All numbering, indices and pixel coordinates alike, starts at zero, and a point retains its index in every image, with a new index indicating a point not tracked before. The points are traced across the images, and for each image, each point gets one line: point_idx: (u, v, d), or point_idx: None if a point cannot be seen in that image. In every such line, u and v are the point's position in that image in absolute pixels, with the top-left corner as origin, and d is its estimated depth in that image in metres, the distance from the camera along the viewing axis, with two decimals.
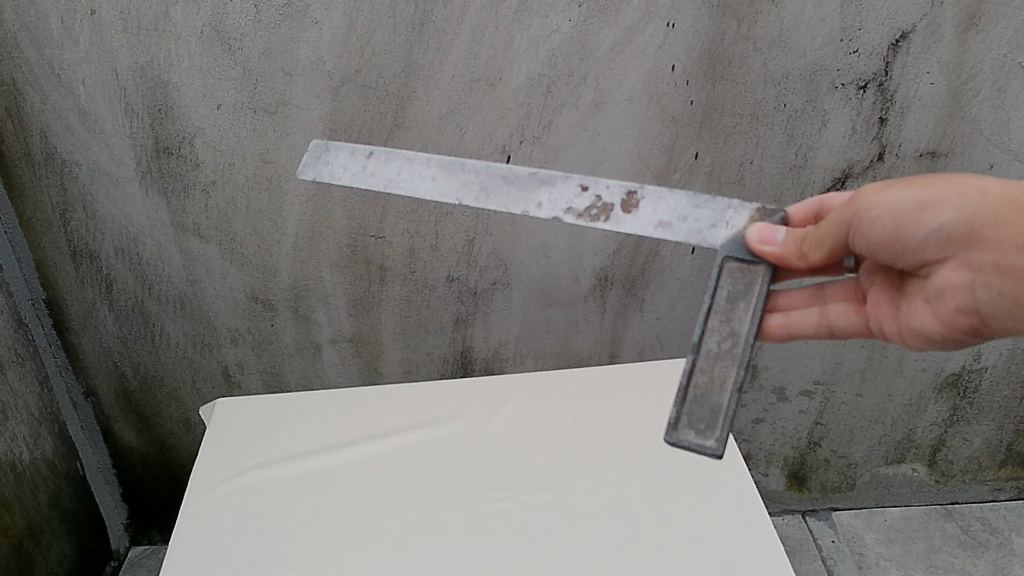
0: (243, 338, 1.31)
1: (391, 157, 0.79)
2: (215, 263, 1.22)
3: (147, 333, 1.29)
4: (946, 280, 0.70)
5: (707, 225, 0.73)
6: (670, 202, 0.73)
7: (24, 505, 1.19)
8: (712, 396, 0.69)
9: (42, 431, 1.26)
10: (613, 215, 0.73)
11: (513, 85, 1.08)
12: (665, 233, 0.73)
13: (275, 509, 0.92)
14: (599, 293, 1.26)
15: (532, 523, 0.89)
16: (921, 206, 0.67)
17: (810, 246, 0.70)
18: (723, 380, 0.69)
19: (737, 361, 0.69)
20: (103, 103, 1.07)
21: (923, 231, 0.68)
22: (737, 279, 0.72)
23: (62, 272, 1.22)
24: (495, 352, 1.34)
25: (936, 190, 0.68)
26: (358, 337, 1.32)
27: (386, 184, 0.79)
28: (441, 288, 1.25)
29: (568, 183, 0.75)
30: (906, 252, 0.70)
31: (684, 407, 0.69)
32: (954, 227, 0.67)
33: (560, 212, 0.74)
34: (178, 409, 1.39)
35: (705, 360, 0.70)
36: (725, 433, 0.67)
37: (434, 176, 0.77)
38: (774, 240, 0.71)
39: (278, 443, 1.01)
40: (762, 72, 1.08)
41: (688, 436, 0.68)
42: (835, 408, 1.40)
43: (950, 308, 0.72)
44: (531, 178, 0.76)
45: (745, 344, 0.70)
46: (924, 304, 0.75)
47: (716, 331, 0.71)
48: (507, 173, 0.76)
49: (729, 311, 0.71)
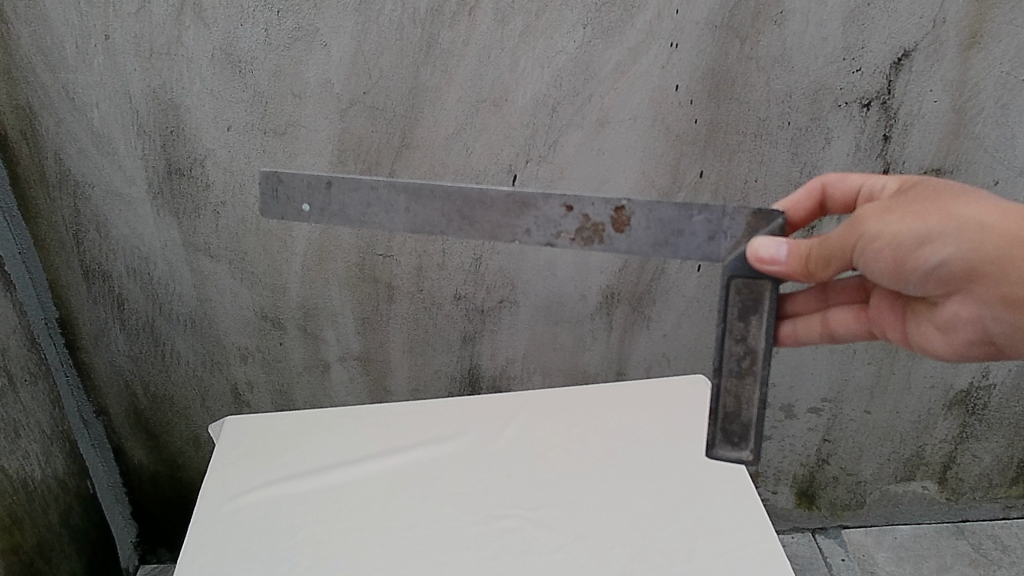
0: (252, 356, 1.32)
1: (355, 186, 0.74)
2: (225, 282, 1.23)
3: (158, 352, 1.31)
4: (954, 311, 0.72)
5: (704, 238, 0.70)
6: (662, 216, 0.70)
7: (35, 522, 1.20)
8: (740, 413, 0.72)
9: (53, 448, 1.27)
10: (606, 236, 0.71)
11: (519, 105, 1.09)
12: (663, 251, 0.71)
13: (286, 525, 0.93)
14: (606, 310, 1.27)
15: (539, 539, 0.90)
16: (920, 243, 0.65)
17: (816, 264, 0.68)
18: (749, 398, 0.72)
19: (759, 379, 0.71)
20: (117, 125, 1.09)
21: (925, 264, 0.66)
22: (745, 295, 0.71)
23: (75, 291, 1.24)
24: (502, 370, 1.35)
25: (936, 222, 0.65)
26: (365, 355, 1.32)
27: (360, 218, 0.74)
28: (449, 306, 1.26)
29: (550, 203, 0.71)
30: (910, 283, 0.69)
31: (718, 424, 0.73)
32: (954, 262, 0.66)
33: (551, 240, 0.72)
34: (187, 427, 1.40)
35: (729, 381, 0.72)
36: (757, 446, 0.72)
37: (409, 206, 0.73)
38: (777, 258, 0.67)
39: (285, 461, 1.02)
40: (766, 91, 1.09)
41: (725, 452, 0.73)
42: (843, 425, 1.40)
43: (960, 337, 0.74)
44: (510, 200, 0.72)
45: (762, 360, 0.71)
46: (932, 326, 0.76)
47: (733, 351, 0.71)
48: (485, 201, 0.71)
49: (743, 330, 0.71)
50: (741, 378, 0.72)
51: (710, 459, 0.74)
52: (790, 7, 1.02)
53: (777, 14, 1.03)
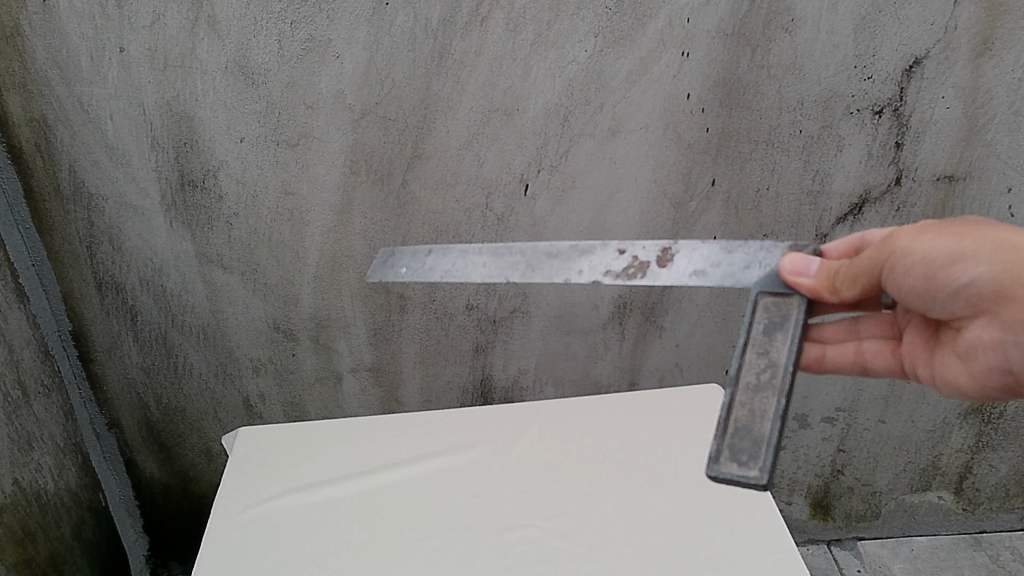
0: (265, 368, 1.32)
1: (446, 253, 0.86)
2: (238, 293, 1.24)
3: (170, 364, 1.30)
4: (977, 335, 0.72)
5: (739, 268, 0.73)
6: (703, 252, 0.74)
7: (47, 535, 1.20)
8: (755, 428, 0.65)
9: (66, 461, 1.27)
10: (650, 271, 0.74)
11: (530, 115, 1.10)
12: (701, 279, 0.73)
13: (300, 534, 0.93)
14: (618, 320, 1.27)
15: (555, 549, 0.89)
16: (954, 259, 0.66)
17: (842, 281, 0.68)
18: (764, 410, 0.65)
19: (778, 391, 0.66)
20: (131, 138, 1.10)
21: (954, 283, 0.67)
22: (773, 313, 0.70)
23: (88, 303, 1.24)
24: (515, 381, 1.34)
25: (971, 242, 0.67)
26: (378, 366, 1.32)
27: (443, 274, 0.85)
28: (461, 316, 1.26)
29: (605, 250, 0.77)
30: (937, 301, 0.70)
31: (726, 440, 0.65)
32: (985, 283, 0.66)
33: (600, 277, 0.76)
34: (200, 440, 1.40)
35: (744, 394, 0.67)
36: (769, 461, 0.62)
37: (484, 261, 0.82)
38: (807, 271, 0.69)
39: (300, 471, 1.02)
40: (778, 98, 1.09)
41: (730, 468, 0.63)
42: (858, 435, 1.39)
43: (981, 365, 0.73)
44: (572, 251, 0.78)
45: (783, 373, 0.66)
46: (954, 357, 0.76)
47: (754, 363, 0.68)
48: (549, 248, 0.78)
49: (765, 343, 0.69)
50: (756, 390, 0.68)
51: (714, 480, 0.63)
52: (800, 15, 1.02)
53: (788, 23, 1.03)
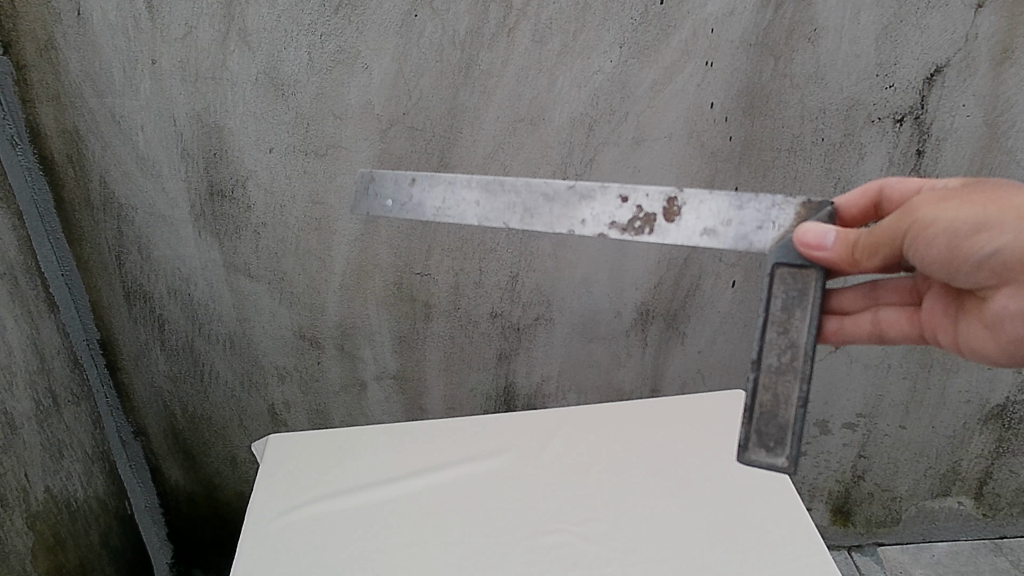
0: (290, 376, 1.33)
1: (431, 184, 0.77)
2: (264, 302, 1.25)
3: (197, 372, 1.31)
4: (1004, 306, 0.66)
5: (751, 227, 0.68)
6: (712, 206, 0.68)
7: (77, 543, 1.21)
8: (780, 414, 0.68)
9: (94, 469, 1.28)
10: (657, 226, 0.70)
11: (556, 125, 1.11)
12: (711, 241, 0.69)
13: (334, 539, 0.94)
14: (641, 327, 1.28)
15: (589, 553, 0.90)
16: (977, 229, 0.60)
17: (863, 251, 0.64)
18: (788, 396, 0.68)
19: (801, 377, 0.67)
20: (162, 148, 1.11)
21: (978, 254, 0.61)
22: (789, 285, 0.67)
23: (117, 313, 1.25)
24: (537, 388, 1.35)
25: (996, 209, 0.61)
26: (402, 373, 1.33)
27: (434, 211, 0.77)
28: (485, 324, 1.27)
29: (607, 194, 0.71)
30: (960, 273, 0.64)
31: (753, 424, 0.69)
32: (1010, 252, 0.60)
33: (604, 230, 0.71)
34: (225, 447, 1.41)
35: (768, 376, 0.68)
36: (794, 451, 0.68)
37: (477, 199, 0.75)
38: (824, 244, 0.64)
39: (331, 477, 1.03)
40: (800, 107, 1.10)
41: (758, 456, 0.69)
42: (878, 441, 1.40)
43: (1009, 335, 0.68)
44: (572, 193, 0.72)
45: (803, 357, 0.67)
46: (981, 324, 0.71)
47: (775, 344, 0.67)
48: (547, 192, 0.72)
49: (785, 320, 0.67)
50: (786, 376, 0.67)
51: (743, 463, 0.70)
52: (823, 25, 1.04)
53: (811, 32, 1.04)
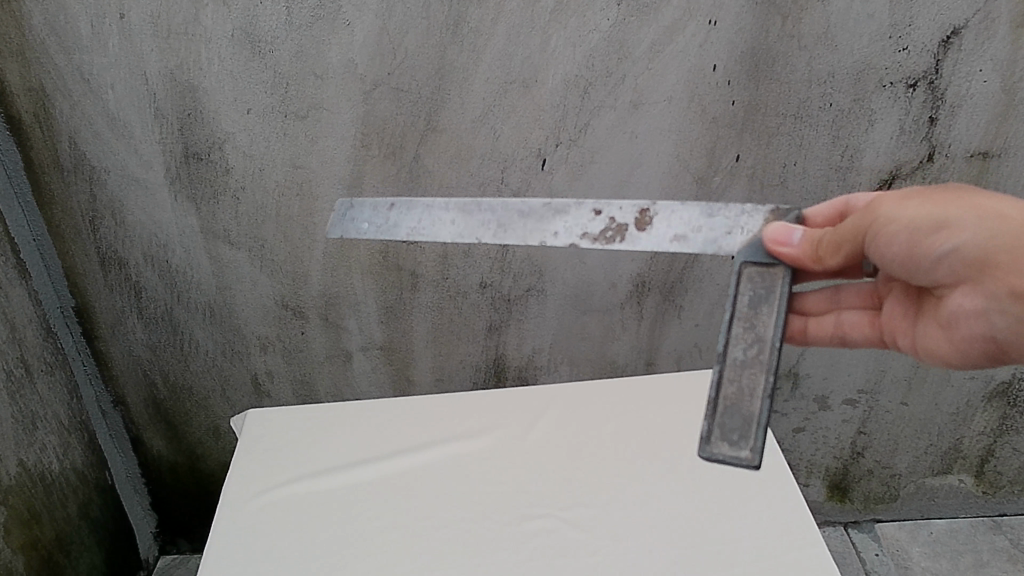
0: (273, 346, 1.28)
1: (409, 209, 0.78)
2: (245, 270, 1.20)
3: (176, 342, 1.27)
4: (959, 306, 0.65)
5: (723, 233, 0.67)
6: (683, 214, 0.68)
7: (52, 516, 1.19)
8: (745, 405, 0.61)
9: (71, 440, 1.25)
10: (629, 236, 0.69)
11: (549, 87, 1.05)
12: (683, 246, 0.67)
13: (310, 524, 0.90)
14: (636, 299, 1.23)
15: (574, 541, 0.86)
16: (937, 226, 0.61)
17: (826, 249, 0.63)
18: (754, 387, 0.62)
19: (767, 368, 0.62)
20: (133, 108, 1.06)
21: (938, 252, 0.61)
22: (757, 284, 0.65)
23: (91, 280, 1.20)
24: (529, 361, 1.31)
25: (956, 208, 0.62)
26: (388, 345, 1.28)
27: (408, 233, 0.77)
28: (475, 294, 1.22)
29: (580, 209, 0.71)
30: (919, 272, 0.64)
31: (715, 418, 0.62)
32: (970, 251, 0.61)
33: (575, 239, 0.70)
34: (207, 418, 1.37)
35: (732, 369, 0.63)
36: (759, 442, 0.60)
37: (452, 218, 0.74)
38: (789, 241, 0.64)
39: (309, 457, 0.99)
40: (808, 70, 1.04)
41: (721, 449, 0.61)
42: (879, 417, 1.36)
43: (963, 336, 0.67)
44: (545, 209, 0.72)
45: (770, 350, 0.62)
46: (937, 328, 0.69)
47: (741, 338, 0.64)
48: (520, 205, 0.73)
49: (751, 315, 0.64)
50: (753, 368, 0.62)
51: (704, 460, 0.61)
52: None
53: None
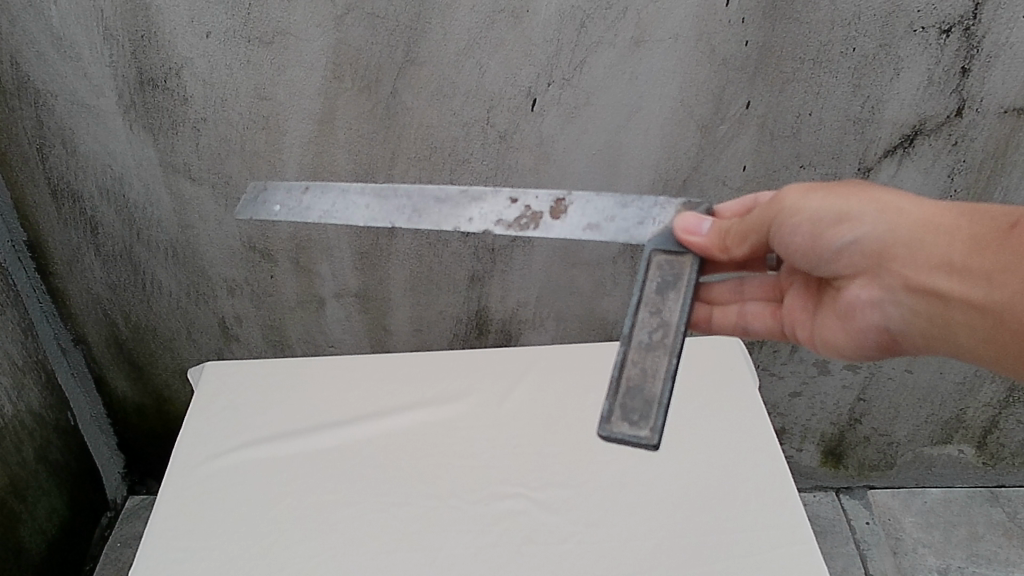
0: (241, 289, 1.20)
1: (325, 192, 0.78)
2: (209, 208, 1.11)
3: (136, 281, 1.19)
4: (856, 296, 0.70)
5: (632, 223, 0.71)
6: (596, 205, 0.71)
7: (6, 461, 1.14)
8: (648, 385, 0.62)
9: (25, 381, 1.19)
10: (543, 223, 0.71)
11: (541, 18, 0.94)
12: (595, 233, 0.70)
13: (263, 494, 0.85)
14: (630, 254, 1.14)
15: (545, 526, 0.81)
16: (839, 219, 0.65)
17: (732, 238, 0.67)
18: (656, 368, 0.63)
19: (670, 350, 0.64)
20: (79, 26, 0.95)
21: (838, 243, 0.66)
22: (665, 272, 0.69)
23: (43, 213, 1.12)
24: (513, 314, 1.23)
25: (858, 200, 0.66)
26: (364, 292, 1.20)
27: (321, 216, 0.77)
28: (456, 243, 1.14)
29: (497, 196, 0.73)
30: (822, 262, 0.69)
31: (617, 399, 0.63)
32: (868, 242, 0.65)
33: (490, 225, 0.71)
34: (173, 361, 1.30)
35: (636, 352, 0.65)
36: (659, 421, 0.60)
37: (368, 203, 0.75)
38: (699, 231, 0.68)
39: (269, 418, 0.93)
40: (831, 10, 0.93)
41: (620, 427, 0.61)
42: (880, 382, 1.29)
43: (860, 325, 0.71)
44: (462, 196, 0.74)
45: (674, 333, 0.65)
46: (835, 317, 0.74)
47: (646, 323, 0.66)
48: (438, 192, 0.73)
49: (658, 302, 0.67)
50: (657, 351, 0.64)
51: (602, 439, 0.61)
52: None
53: None
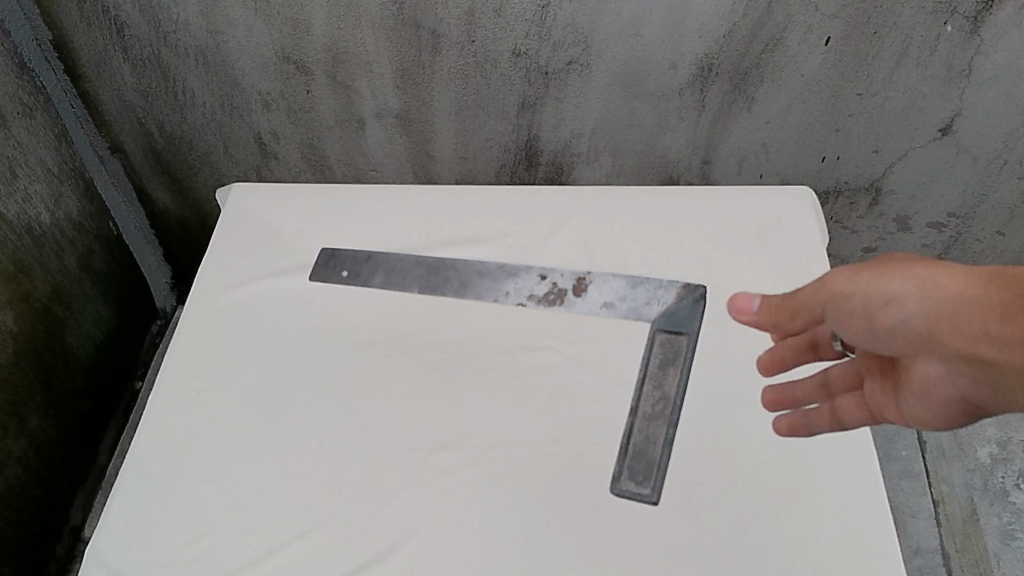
0: (276, 103, 1.13)
1: None
2: (236, 13, 1.01)
3: (168, 89, 1.12)
4: (923, 370, 0.59)
5: (640, 301, 0.78)
6: (612, 285, 0.80)
7: (47, 269, 1.16)
8: (650, 452, 0.70)
9: (64, 189, 1.17)
10: (566, 300, 0.80)
11: None
12: (609, 312, 0.79)
13: (289, 322, 0.84)
14: (699, 85, 1.02)
15: (580, 384, 0.77)
16: (886, 304, 0.57)
17: (783, 312, 0.64)
18: (658, 436, 0.71)
19: (669, 421, 0.71)
20: None
21: (891, 323, 0.58)
22: (665, 350, 0.75)
23: (64, 10, 1.03)
24: (566, 145, 1.13)
25: (898, 277, 0.58)
26: (405, 114, 1.12)
27: None
28: (505, 64, 1.03)
29: (529, 274, 0.82)
30: (876, 344, 0.60)
31: (625, 459, 0.71)
32: (916, 324, 0.57)
33: (523, 300, 0.80)
34: (212, 175, 1.26)
35: (641, 420, 0.72)
36: (659, 482, 0.69)
37: (417, 275, 0.84)
38: (749, 308, 0.65)
39: (298, 243, 0.90)
40: None
41: (627, 486, 0.70)
42: (965, 245, 1.18)
43: (939, 399, 0.59)
44: (500, 271, 0.83)
45: (673, 406, 0.71)
46: (912, 392, 0.61)
47: (650, 396, 0.73)
48: (479, 267, 0.83)
49: (660, 378, 0.73)
50: (658, 425, 0.71)
51: (612, 494, 0.71)
52: None
53: None
